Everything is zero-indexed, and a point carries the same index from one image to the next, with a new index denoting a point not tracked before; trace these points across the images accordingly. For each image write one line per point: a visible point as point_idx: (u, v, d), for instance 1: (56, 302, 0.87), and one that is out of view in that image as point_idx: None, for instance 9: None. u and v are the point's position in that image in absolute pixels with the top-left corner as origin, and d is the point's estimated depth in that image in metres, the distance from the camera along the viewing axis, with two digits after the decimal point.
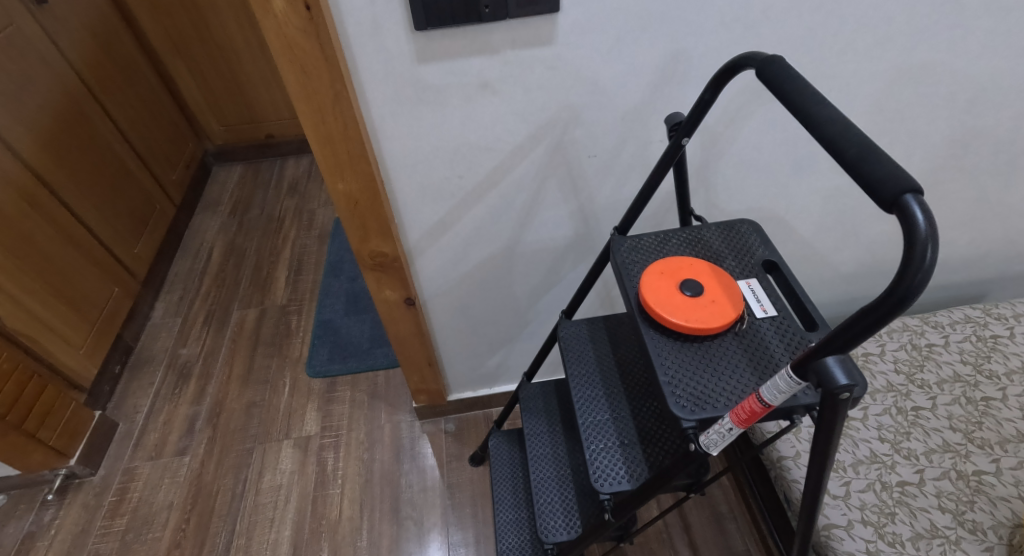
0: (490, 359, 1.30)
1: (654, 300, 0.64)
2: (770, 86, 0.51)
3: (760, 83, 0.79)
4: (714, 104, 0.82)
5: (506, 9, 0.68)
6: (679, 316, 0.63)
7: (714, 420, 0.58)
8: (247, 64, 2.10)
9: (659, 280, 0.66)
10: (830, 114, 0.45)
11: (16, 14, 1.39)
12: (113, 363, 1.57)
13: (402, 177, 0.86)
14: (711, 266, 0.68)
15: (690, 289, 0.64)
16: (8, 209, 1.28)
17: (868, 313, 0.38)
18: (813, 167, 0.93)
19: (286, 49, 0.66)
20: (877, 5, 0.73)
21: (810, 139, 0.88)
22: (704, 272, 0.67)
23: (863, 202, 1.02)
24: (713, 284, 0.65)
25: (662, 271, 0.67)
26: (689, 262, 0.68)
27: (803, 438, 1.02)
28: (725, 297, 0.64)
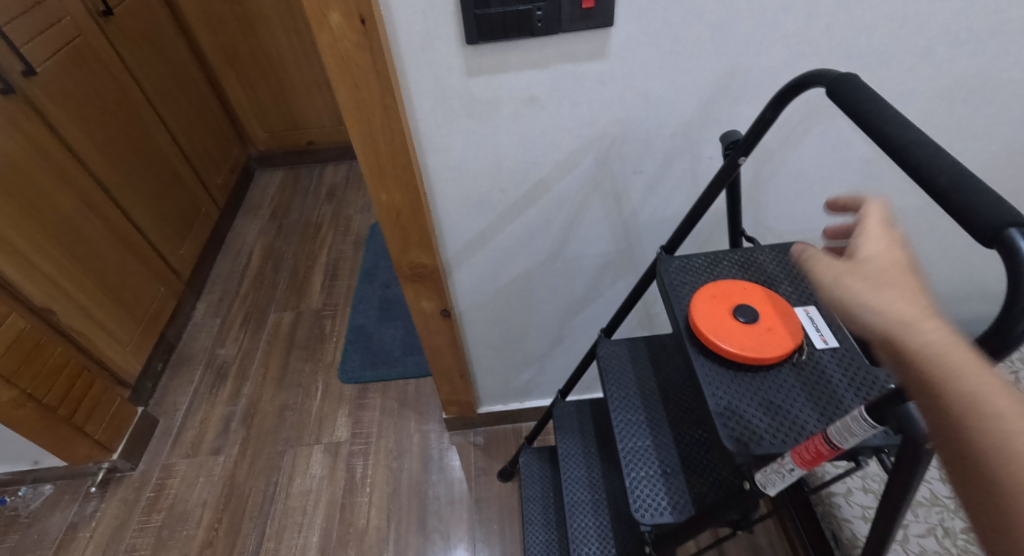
0: (522, 373, 1.28)
1: (708, 327, 0.61)
2: (844, 107, 0.48)
3: (827, 99, 0.76)
4: (774, 123, 0.79)
5: (559, 23, 0.67)
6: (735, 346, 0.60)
7: (772, 457, 0.55)
8: (292, 73, 2.15)
9: (711, 305, 0.63)
10: (914, 138, 0.42)
11: (84, 26, 1.46)
12: (155, 360, 1.62)
13: (444, 189, 0.86)
14: (765, 290, 0.65)
15: (745, 315, 0.62)
16: (67, 209, 1.33)
17: None
18: (875, 186, 0.89)
19: (340, 62, 0.66)
20: (952, 20, 0.69)
21: (876, 153, 0.83)
22: (758, 297, 0.64)
23: (928, 224, 0.96)
24: (769, 310, 0.62)
25: (714, 295, 0.64)
26: (742, 285, 0.65)
27: (856, 475, 0.97)
28: (782, 324, 0.61)
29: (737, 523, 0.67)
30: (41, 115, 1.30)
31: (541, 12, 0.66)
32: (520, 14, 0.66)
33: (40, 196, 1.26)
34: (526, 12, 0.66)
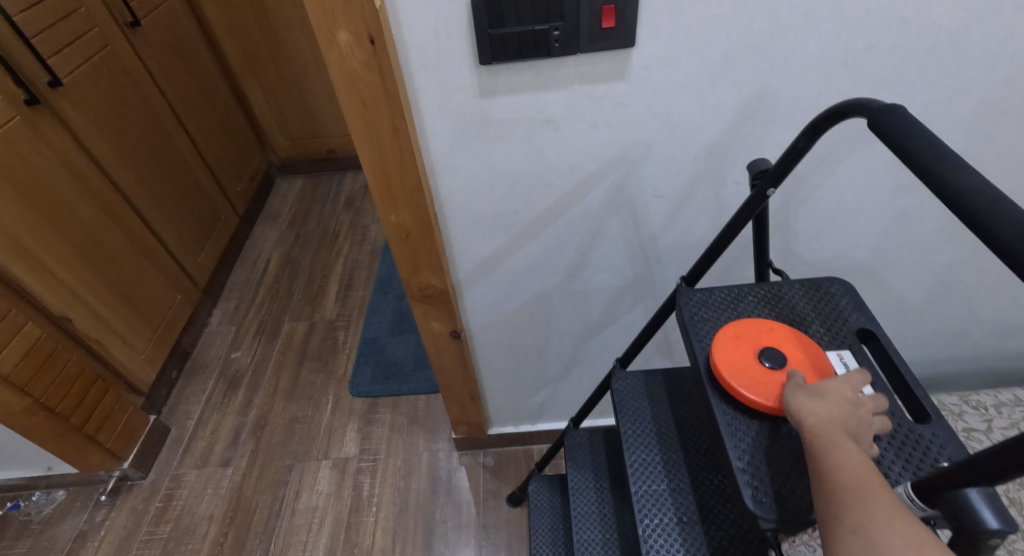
0: (534, 396, 1.24)
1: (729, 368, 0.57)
2: (888, 143, 0.43)
3: (866, 129, 0.71)
4: (811, 149, 0.74)
5: (577, 43, 0.63)
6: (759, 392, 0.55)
7: (797, 524, 0.51)
8: (314, 82, 2.16)
9: (734, 347, 0.59)
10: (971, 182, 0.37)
11: (111, 36, 1.48)
12: (170, 368, 1.63)
13: (455, 210, 0.83)
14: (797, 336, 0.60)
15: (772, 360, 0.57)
16: (88, 218, 1.35)
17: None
18: (915, 216, 0.83)
19: (349, 82, 0.64)
20: (1006, 41, 0.64)
21: (916, 184, 0.78)
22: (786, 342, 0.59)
23: (973, 256, 0.89)
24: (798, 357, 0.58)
25: (737, 335, 0.60)
26: (770, 327, 0.61)
27: None
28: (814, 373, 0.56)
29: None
30: (66, 125, 1.31)
31: (558, 32, 0.63)
32: (536, 33, 0.63)
33: (62, 205, 1.27)
34: (543, 31, 0.63)
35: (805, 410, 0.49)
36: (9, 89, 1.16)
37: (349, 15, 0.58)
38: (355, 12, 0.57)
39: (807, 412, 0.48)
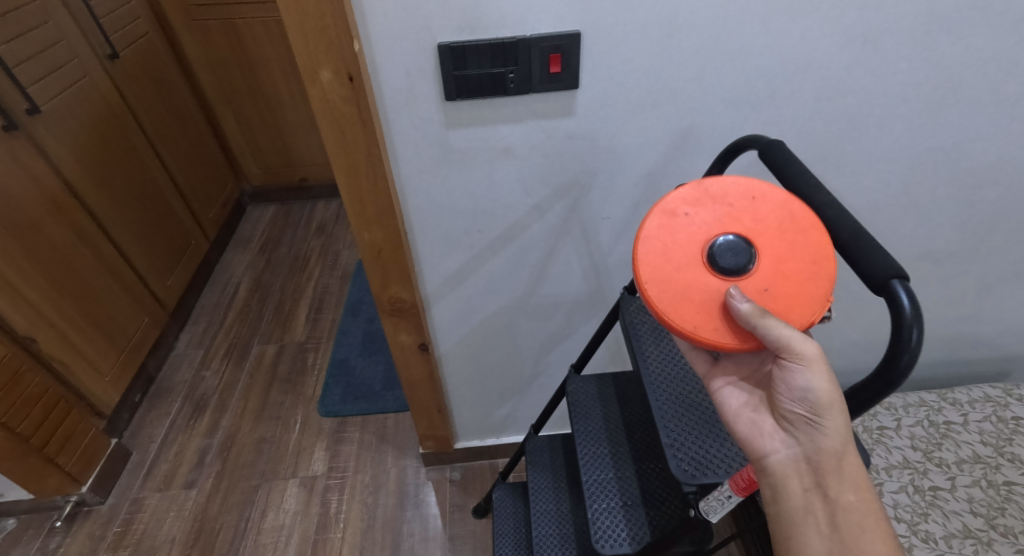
0: (499, 409, 1.31)
1: (656, 262, 0.56)
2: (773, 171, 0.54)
3: (760, 163, 0.84)
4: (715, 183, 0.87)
5: (530, 84, 0.74)
6: (695, 307, 0.55)
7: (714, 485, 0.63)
8: (289, 114, 2.24)
9: (678, 227, 0.57)
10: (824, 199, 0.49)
11: (91, 67, 1.53)
12: (133, 392, 1.62)
13: (423, 230, 0.91)
14: (778, 202, 0.56)
15: (726, 252, 0.54)
16: (57, 237, 1.36)
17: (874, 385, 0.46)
18: None
19: (329, 113, 0.72)
20: (879, 92, 0.78)
21: None
22: (752, 216, 0.56)
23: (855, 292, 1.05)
24: (769, 239, 0.55)
25: (682, 213, 0.58)
26: (735, 200, 0.57)
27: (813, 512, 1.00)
28: (791, 265, 0.53)
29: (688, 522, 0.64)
30: (42, 150, 1.35)
31: (513, 75, 0.73)
32: (494, 76, 0.73)
33: (34, 227, 1.29)
34: (500, 74, 0.73)
35: (818, 383, 0.53)
36: None
37: (331, 55, 0.67)
38: (337, 54, 0.67)
39: (826, 390, 0.53)
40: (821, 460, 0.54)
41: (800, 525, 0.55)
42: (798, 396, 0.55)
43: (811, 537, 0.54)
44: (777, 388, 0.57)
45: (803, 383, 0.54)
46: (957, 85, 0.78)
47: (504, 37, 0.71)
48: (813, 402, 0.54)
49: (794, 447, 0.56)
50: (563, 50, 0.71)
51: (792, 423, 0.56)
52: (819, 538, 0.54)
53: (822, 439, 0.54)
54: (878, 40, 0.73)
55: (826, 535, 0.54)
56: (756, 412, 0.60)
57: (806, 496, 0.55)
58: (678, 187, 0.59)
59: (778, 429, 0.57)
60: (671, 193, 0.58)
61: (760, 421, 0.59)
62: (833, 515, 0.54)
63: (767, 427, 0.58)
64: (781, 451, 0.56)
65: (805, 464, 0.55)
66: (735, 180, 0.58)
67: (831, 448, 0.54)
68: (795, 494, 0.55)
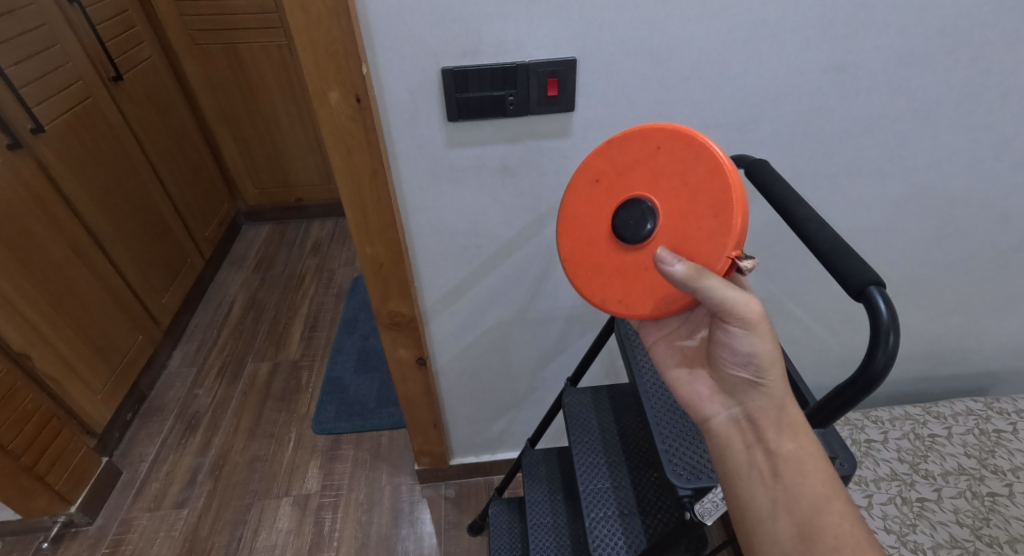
0: (494, 425, 1.32)
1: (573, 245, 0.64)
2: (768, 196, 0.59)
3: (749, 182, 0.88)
4: None
5: (529, 106, 0.78)
6: (610, 284, 0.61)
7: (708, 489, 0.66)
8: (287, 136, 2.28)
9: (591, 198, 0.62)
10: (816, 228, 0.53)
11: (95, 88, 1.56)
12: (125, 410, 1.61)
13: (423, 246, 0.94)
14: (675, 150, 0.56)
15: (628, 222, 0.58)
16: (56, 255, 1.37)
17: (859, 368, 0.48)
18: (793, 260, 1.01)
19: (336, 132, 0.75)
20: (856, 117, 0.83)
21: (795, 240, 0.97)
22: (651, 172, 0.57)
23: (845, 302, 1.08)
24: (671, 191, 0.56)
25: (593, 179, 0.62)
26: (635, 155, 0.58)
27: None
28: (698, 220, 0.54)
29: (684, 524, 0.66)
30: (44, 168, 1.36)
31: (512, 97, 0.77)
32: (494, 99, 0.77)
33: (33, 244, 1.30)
34: (499, 97, 0.77)
35: (752, 345, 0.55)
36: None
37: (340, 78, 0.70)
38: (346, 76, 0.70)
39: (765, 353, 0.55)
40: (760, 419, 0.57)
41: (744, 480, 0.57)
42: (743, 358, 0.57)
43: (756, 493, 0.56)
44: (720, 351, 0.59)
45: (745, 346, 0.55)
46: (929, 110, 0.83)
47: (504, 62, 0.75)
48: (756, 365, 0.56)
49: (734, 410, 0.59)
50: (560, 75, 0.75)
51: (732, 388, 0.60)
52: (764, 491, 0.56)
53: (758, 401, 0.57)
54: (855, 68, 0.78)
55: (770, 488, 0.55)
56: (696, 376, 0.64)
57: (747, 452, 0.57)
58: (591, 153, 0.62)
59: (720, 393, 0.61)
60: (584, 161, 0.62)
61: (700, 386, 0.63)
62: (775, 469, 0.56)
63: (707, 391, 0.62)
64: (720, 413, 0.60)
65: (745, 423, 0.58)
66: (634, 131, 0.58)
67: (767, 407, 0.57)
68: (738, 452, 0.58)
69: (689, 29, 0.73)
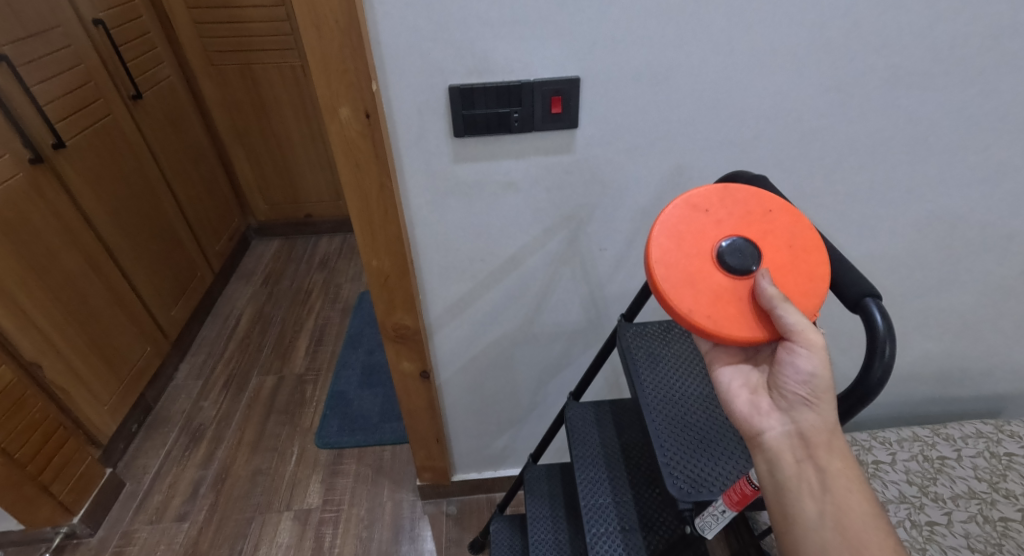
0: (496, 441, 1.31)
1: (670, 248, 0.59)
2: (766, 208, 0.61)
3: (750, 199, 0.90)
4: None
5: (533, 123, 0.80)
6: (703, 304, 0.58)
7: (709, 502, 0.66)
8: (297, 152, 2.32)
9: (695, 222, 0.60)
10: None
11: (115, 106, 1.61)
12: (131, 422, 1.62)
13: (429, 259, 0.96)
14: (786, 220, 0.60)
15: (733, 251, 0.58)
16: (70, 265, 1.40)
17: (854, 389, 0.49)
18: None
19: (345, 147, 0.77)
20: (856, 137, 0.84)
21: None
22: (765, 225, 0.60)
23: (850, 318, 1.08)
24: (774, 248, 0.59)
25: (702, 210, 0.61)
26: (754, 206, 0.60)
27: None
28: (792, 277, 0.57)
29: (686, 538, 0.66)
30: (63, 182, 1.40)
31: (517, 114, 0.79)
32: (500, 115, 0.79)
33: (49, 255, 1.33)
34: (505, 114, 0.79)
35: (820, 366, 0.55)
36: (17, 149, 1.26)
37: (350, 95, 0.73)
38: (356, 93, 0.72)
39: (825, 376, 0.55)
40: (812, 435, 0.55)
41: (795, 492, 0.54)
42: (796, 379, 0.56)
43: (805, 500, 0.54)
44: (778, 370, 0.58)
45: (803, 367, 0.55)
46: (928, 130, 0.84)
47: (510, 81, 0.77)
48: (813, 386, 0.55)
49: (788, 424, 0.57)
50: (564, 93, 0.77)
51: (792, 402, 0.57)
52: (814, 502, 0.53)
53: (809, 415, 0.56)
54: (852, 88, 0.79)
55: (821, 500, 0.53)
56: (757, 392, 0.61)
57: (798, 469, 0.55)
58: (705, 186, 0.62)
59: (775, 407, 0.58)
60: (704, 188, 0.61)
61: (759, 400, 0.60)
62: (824, 483, 0.54)
63: (765, 405, 0.59)
64: (776, 428, 0.57)
65: (796, 439, 0.56)
66: (758, 188, 0.61)
67: (819, 427, 0.55)
68: (788, 469, 0.55)
69: (691, 49, 0.75)
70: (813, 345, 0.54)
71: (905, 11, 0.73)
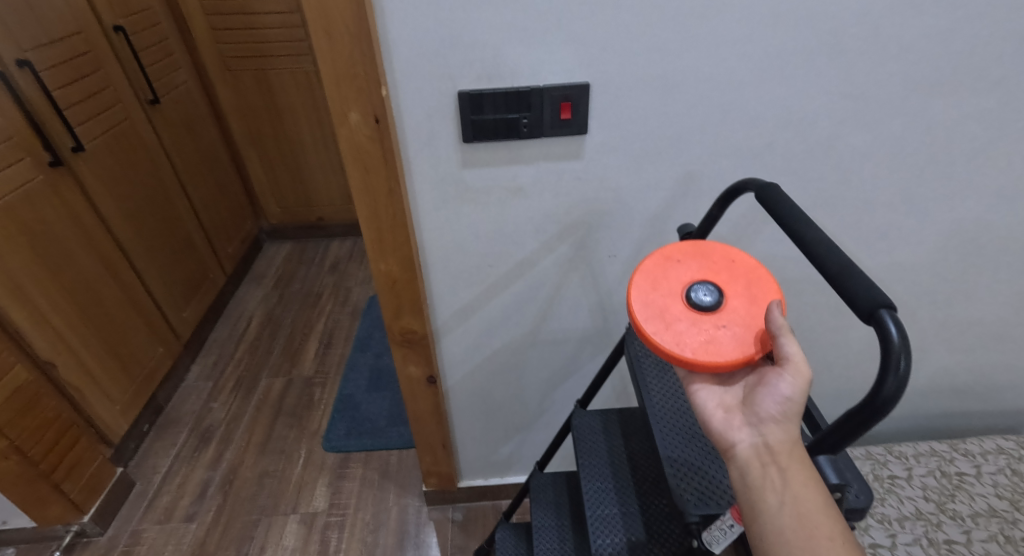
0: (503, 447, 1.31)
1: (645, 288, 0.63)
2: (777, 216, 0.60)
3: (761, 208, 0.89)
4: (721, 221, 0.91)
5: (542, 128, 0.80)
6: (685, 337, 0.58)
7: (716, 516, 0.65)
8: (310, 157, 2.34)
9: (668, 270, 0.64)
10: (833, 252, 0.53)
11: (132, 110, 1.64)
12: (142, 422, 1.63)
13: (437, 264, 0.96)
14: (753, 266, 0.64)
15: (706, 289, 0.61)
16: (86, 266, 1.42)
17: (864, 406, 0.47)
18: (805, 286, 1.00)
19: (354, 151, 0.78)
20: (872, 144, 0.83)
21: (807, 267, 0.96)
22: (733, 269, 0.63)
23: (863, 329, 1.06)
24: (745, 288, 0.61)
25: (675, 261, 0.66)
26: (721, 256, 0.65)
27: None
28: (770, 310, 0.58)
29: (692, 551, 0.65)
30: (81, 185, 1.42)
31: (526, 120, 0.79)
32: (509, 121, 0.79)
33: (65, 256, 1.35)
34: (514, 119, 0.79)
35: (799, 391, 0.53)
36: (36, 152, 1.28)
37: (360, 100, 0.73)
38: (366, 98, 0.73)
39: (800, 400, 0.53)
40: (777, 447, 0.53)
41: (758, 489, 0.52)
42: (771, 399, 0.54)
43: (766, 493, 0.51)
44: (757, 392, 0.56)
45: (782, 390, 0.54)
46: (945, 139, 0.82)
47: (519, 86, 0.77)
48: (787, 408, 0.53)
49: (756, 437, 0.54)
50: (573, 99, 0.77)
51: (763, 419, 0.55)
52: (775, 497, 0.51)
53: (776, 430, 0.54)
54: (866, 95, 0.78)
55: (781, 495, 0.51)
56: (730, 411, 0.59)
57: (762, 469, 0.53)
58: (675, 244, 0.67)
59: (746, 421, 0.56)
60: (673, 244, 0.67)
61: (731, 416, 0.58)
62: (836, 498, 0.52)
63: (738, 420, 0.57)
64: (745, 441, 0.55)
65: (762, 447, 0.53)
66: (724, 244, 0.67)
67: (784, 438, 0.53)
68: (753, 471, 0.53)
69: (703, 54, 0.74)
70: (801, 372, 0.52)
71: (924, 17, 0.72)
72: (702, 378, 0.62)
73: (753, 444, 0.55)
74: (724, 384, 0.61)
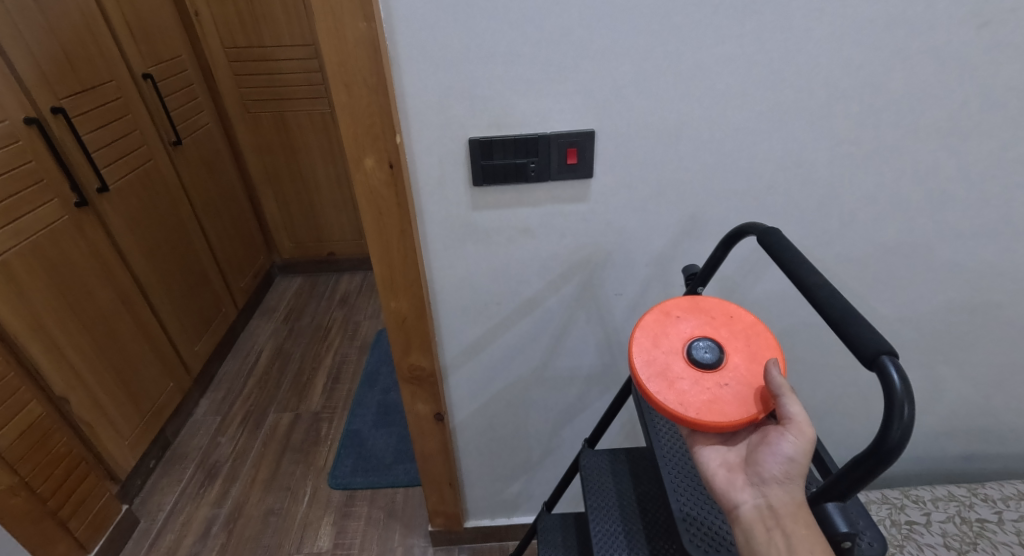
0: (510, 486, 1.29)
1: (646, 345, 0.64)
2: (779, 259, 0.61)
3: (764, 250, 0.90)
4: (726, 261, 0.92)
5: (549, 172, 0.83)
6: (692, 396, 0.59)
7: None
8: (323, 194, 2.40)
9: (668, 326, 0.65)
10: (835, 297, 0.54)
11: (156, 152, 1.71)
12: (149, 457, 1.63)
13: (446, 302, 0.97)
14: (751, 322, 0.65)
15: (708, 347, 0.62)
16: (104, 302, 1.45)
17: (865, 458, 0.47)
18: (812, 325, 1.00)
19: (368, 194, 0.81)
20: (873, 187, 0.85)
21: (810, 307, 0.97)
22: (732, 325, 0.64)
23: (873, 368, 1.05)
24: (744, 345, 0.62)
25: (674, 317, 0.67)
26: (718, 312, 0.66)
27: None
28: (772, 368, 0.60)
29: None
30: (103, 222, 1.47)
31: (534, 165, 0.82)
32: (518, 166, 0.82)
33: (85, 293, 1.39)
34: (522, 164, 0.82)
35: (802, 452, 0.53)
36: (64, 193, 1.34)
37: (376, 147, 0.76)
38: (382, 145, 0.76)
39: (803, 461, 0.54)
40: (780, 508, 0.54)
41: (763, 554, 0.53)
42: (773, 458, 0.55)
43: None
44: (758, 450, 0.57)
45: (785, 451, 0.54)
46: (944, 184, 0.84)
47: (527, 133, 0.80)
48: (790, 468, 0.54)
49: (759, 498, 0.56)
50: (579, 146, 0.80)
51: (766, 479, 0.56)
52: None
53: (780, 492, 0.55)
54: (864, 141, 0.80)
55: None
56: (733, 469, 0.59)
57: (766, 534, 0.54)
58: (673, 300, 0.68)
59: (749, 482, 0.57)
60: (672, 300, 0.68)
61: (734, 475, 0.59)
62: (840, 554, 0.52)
63: (741, 479, 0.58)
64: (748, 502, 0.56)
65: (765, 510, 0.55)
66: (722, 299, 0.68)
67: (788, 501, 0.54)
68: (758, 535, 0.54)
69: (703, 104, 0.78)
70: (804, 433, 0.53)
71: (916, 67, 0.75)
72: (704, 437, 0.63)
73: (756, 506, 0.56)
74: (726, 443, 0.62)
